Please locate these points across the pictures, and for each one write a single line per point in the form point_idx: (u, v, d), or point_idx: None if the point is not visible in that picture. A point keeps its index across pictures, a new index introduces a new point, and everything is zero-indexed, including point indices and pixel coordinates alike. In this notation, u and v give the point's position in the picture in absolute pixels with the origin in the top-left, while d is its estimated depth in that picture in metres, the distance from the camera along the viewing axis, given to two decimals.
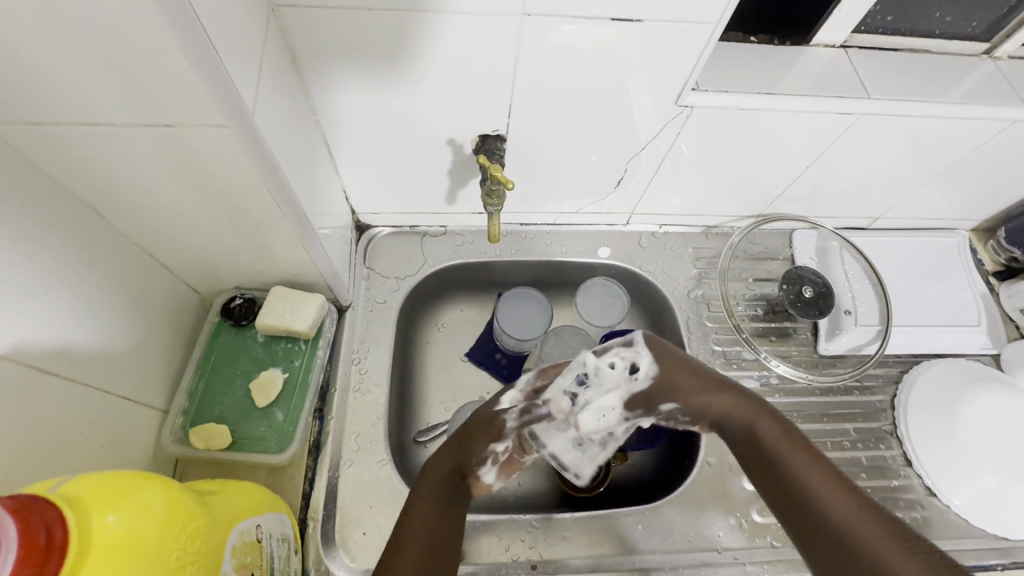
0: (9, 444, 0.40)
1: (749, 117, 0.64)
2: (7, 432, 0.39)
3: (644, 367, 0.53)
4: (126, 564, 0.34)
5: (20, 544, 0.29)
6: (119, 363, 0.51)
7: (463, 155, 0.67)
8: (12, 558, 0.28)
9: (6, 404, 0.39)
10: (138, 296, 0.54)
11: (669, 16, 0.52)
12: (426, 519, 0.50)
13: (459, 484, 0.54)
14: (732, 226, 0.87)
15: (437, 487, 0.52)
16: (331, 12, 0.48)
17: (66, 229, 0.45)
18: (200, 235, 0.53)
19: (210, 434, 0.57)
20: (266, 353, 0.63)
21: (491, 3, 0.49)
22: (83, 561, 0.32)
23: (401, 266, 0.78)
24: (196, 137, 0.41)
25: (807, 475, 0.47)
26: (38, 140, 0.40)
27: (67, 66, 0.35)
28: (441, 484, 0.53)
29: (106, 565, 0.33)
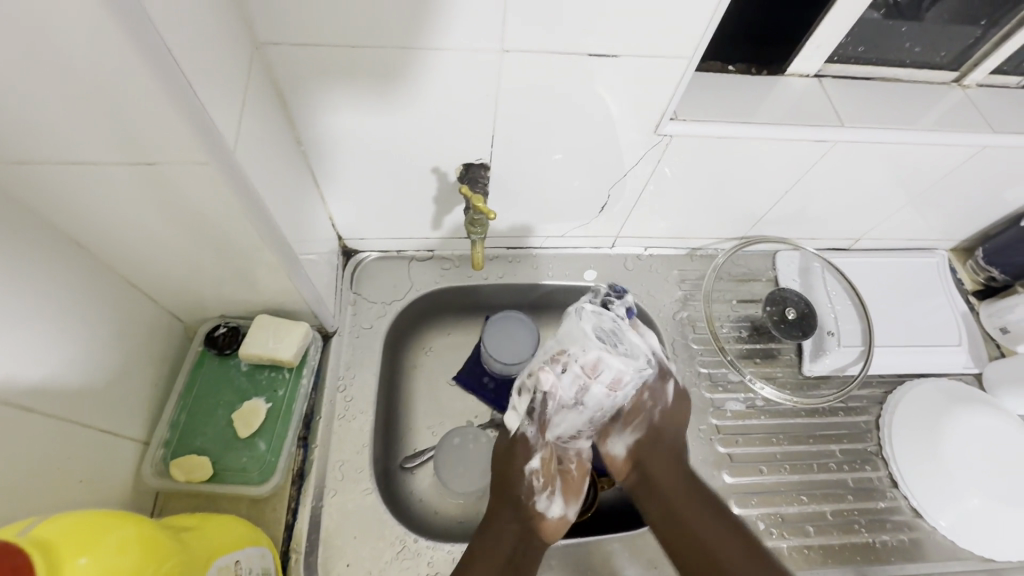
0: None
1: (727, 145, 0.65)
2: None
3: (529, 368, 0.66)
4: None
5: None
6: (99, 396, 0.51)
7: (448, 182, 0.68)
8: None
9: None
10: (119, 328, 0.54)
11: (645, 51, 0.53)
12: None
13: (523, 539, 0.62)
14: (716, 248, 0.88)
15: (498, 549, 0.60)
16: (315, 48, 0.49)
17: (46, 263, 0.45)
18: (183, 266, 0.53)
19: (191, 465, 0.56)
20: (249, 382, 0.63)
21: (471, 40, 0.50)
22: None
23: (387, 291, 0.78)
24: (178, 173, 0.41)
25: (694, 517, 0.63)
26: (17, 178, 0.40)
27: (49, 110, 0.35)
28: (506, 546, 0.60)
29: None
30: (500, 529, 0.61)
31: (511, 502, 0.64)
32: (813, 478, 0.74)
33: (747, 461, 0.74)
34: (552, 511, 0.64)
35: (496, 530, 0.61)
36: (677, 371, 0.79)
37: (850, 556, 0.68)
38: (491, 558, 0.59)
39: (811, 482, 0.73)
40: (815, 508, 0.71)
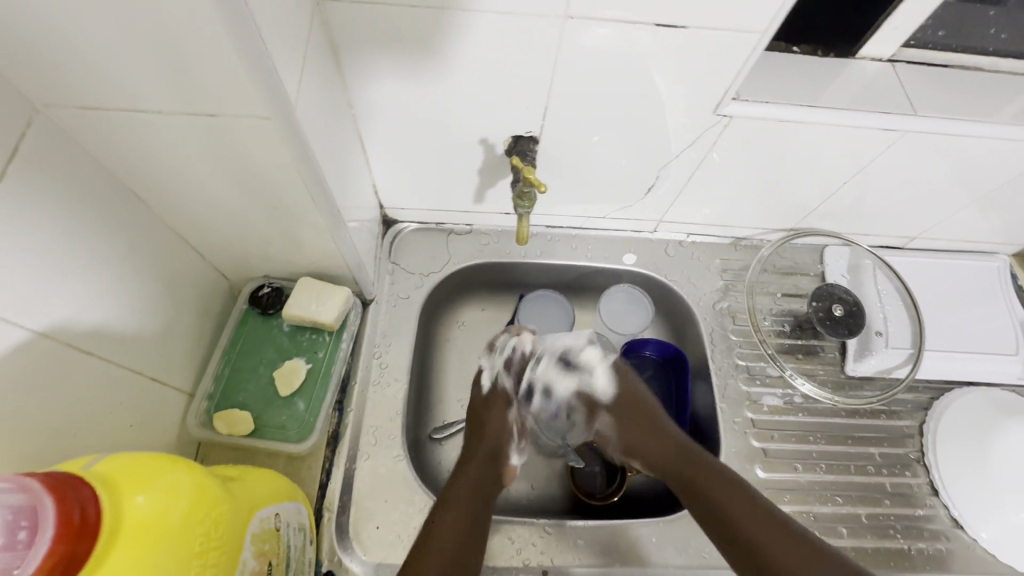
0: (44, 422, 0.40)
1: (788, 129, 0.62)
2: (41, 412, 0.40)
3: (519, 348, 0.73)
4: (153, 547, 0.33)
5: (58, 523, 0.30)
6: (148, 345, 0.52)
7: (495, 155, 0.67)
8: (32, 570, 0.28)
9: (41, 382, 0.40)
10: (169, 281, 0.55)
11: (712, 24, 0.50)
12: (456, 519, 0.56)
13: (491, 484, 0.62)
14: (761, 239, 0.85)
15: (468, 490, 0.60)
16: (376, 8, 0.48)
17: (107, 210, 0.46)
18: (232, 220, 0.54)
19: (233, 420, 0.57)
20: (291, 343, 0.63)
21: (533, 5, 0.48)
22: (112, 541, 0.32)
23: (425, 263, 0.79)
24: (239, 127, 0.41)
25: (740, 519, 0.56)
26: (86, 123, 0.41)
27: (123, 60, 0.36)
28: (475, 487, 0.60)
29: (133, 547, 0.33)
30: (472, 469, 0.62)
31: (492, 440, 0.66)
32: (849, 480, 0.71)
33: (780, 458, 0.72)
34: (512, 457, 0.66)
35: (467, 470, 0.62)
36: (714, 362, 0.77)
37: (883, 561, 0.67)
38: (469, 492, 0.59)
39: (847, 483, 0.71)
40: (849, 509, 0.69)
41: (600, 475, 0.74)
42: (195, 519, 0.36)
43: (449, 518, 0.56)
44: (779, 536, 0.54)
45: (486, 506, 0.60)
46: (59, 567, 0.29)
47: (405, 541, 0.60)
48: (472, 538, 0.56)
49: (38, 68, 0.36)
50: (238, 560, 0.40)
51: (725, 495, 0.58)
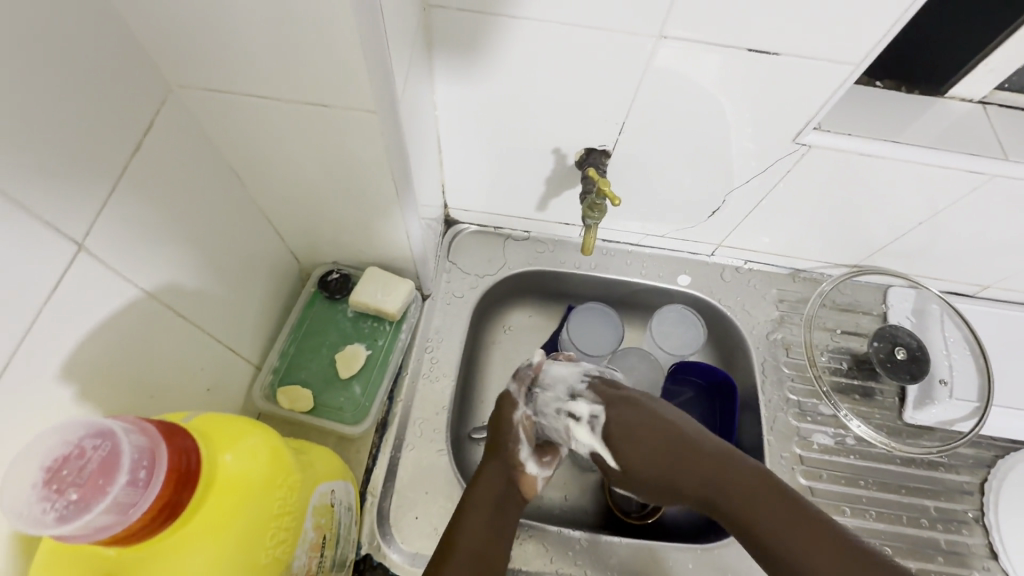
0: (142, 376, 0.43)
1: (867, 163, 0.61)
2: (142, 367, 0.43)
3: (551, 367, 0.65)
4: (240, 504, 0.35)
5: (169, 467, 0.32)
6: (227, 316, 0.55)
7: (564, 165, 0.68)
8: (146, 508, 0.31)
9: (145, 341, 0.43)
10: (250, 257, 0.58)
11: (807, 52, 0.50)
12: (477, 529, 0.54)
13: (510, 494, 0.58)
14: (822, 272, 0.84)
15: (490, 496, 0.57)
16: (478, 16, 0.51)
17: (214, 187, 0.49)
18: (316, 205, 0.56)
19: (295, 396, 0.59)
20: (354, 328, 0.65)
21: (629, 23, 0.49)
22: (207, 492, 0.34)
23: (482, 264, 0.80)
24: (345, 118, 0.44)
25: (767, 520, 0.49)
26: (209, 104, 0.44)
27: (256, 51, 0.39)
28: (494, 493, 0.57)
29: (223, 501, 0.35)
30: (485, 478, 0.58)
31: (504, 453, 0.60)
32: (900, 530, 0.69)
33: (827, 499, 0.70)
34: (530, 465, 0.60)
35: (479, 485, 0.57)
36: (764, 393, 0.76)
37: None
38: (485, 500, 0.56)
39: (897, 534, 0.68)
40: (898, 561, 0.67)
41: (636, 494, 0.72)
42: (276, 482, 0.38)
43: (470, 524, 0.54)
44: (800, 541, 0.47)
45: (506, 516, 0.57)
46: (164, 512, 0.32)
47: (442, 534, 0.61)
48: (494, 550, 0.54)
49: (181, 53, 0.39)
50: (303, 531, 0.41)
51: (748, 496, 0.51)
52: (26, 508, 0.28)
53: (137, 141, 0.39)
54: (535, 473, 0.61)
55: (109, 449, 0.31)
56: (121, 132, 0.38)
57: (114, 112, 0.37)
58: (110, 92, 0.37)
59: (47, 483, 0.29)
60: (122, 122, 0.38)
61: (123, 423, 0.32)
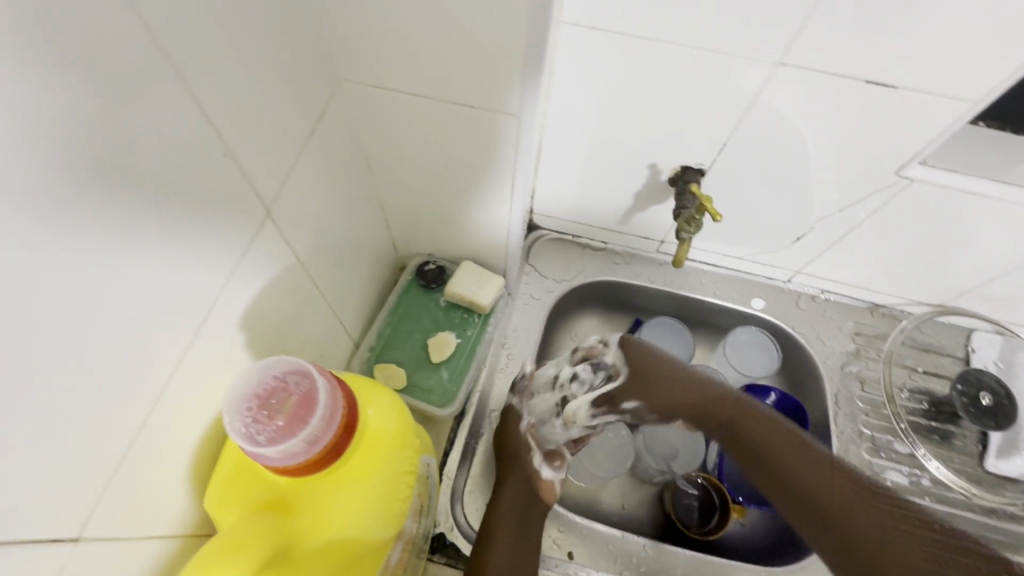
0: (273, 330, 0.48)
1: (971, 202, 0.61)
2: (273, 322, 0.48)
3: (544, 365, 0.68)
4: (381, 456, 0.40)
5: (344, 412, 0.38)
6: (339, 291, 0.60)
7: (657, 180, 0.70)
8: (327, 442, 0.36)
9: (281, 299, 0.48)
10: (363, 241, 0.63)
11: (925, 88, 0.51)
12: (507, 538, 0.56)
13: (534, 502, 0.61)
14: (902, 309, 0.82)
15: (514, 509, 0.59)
16: (603, 35, 0.54)
17: (350, 172, 0.55)
18: (429, 197, 0.61)
19: (390, 373, 0.64)
20: (445, 317, 0.69)
21: (749, 49, 0.52)
22: (359, 441, 0.39)
23: (559, 270, 0.83)
24: (485, 120, 0.49)
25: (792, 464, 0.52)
26: (366, 99, 0.50)
27: (418, 52, 0.44)
28: (518, 505, 0.60)
29: (368, 451, 0.40)
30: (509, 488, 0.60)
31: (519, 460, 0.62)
32: None
33: None
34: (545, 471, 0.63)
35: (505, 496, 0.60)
36: (835, 424, 0.75)
37: None
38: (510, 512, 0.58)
39: None
40: None
41: (697, 510, 0.73)
42: (406, 441, 0.43)
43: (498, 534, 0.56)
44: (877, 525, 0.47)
45: (533, 526, 0.59)
46: (330, 455, 0.37)
47: None
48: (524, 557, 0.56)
49: (357, 54, 0.46)
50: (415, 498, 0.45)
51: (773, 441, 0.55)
52: (249, 424, 0.35)
53: (310, 126, 0.46)
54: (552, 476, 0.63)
55: (306, 387, 0.37)
56: (298, 116, 0.45)
57: (299, 97, 0.44)
58: (297, 81, 0.43)
59: (260, 409, 0.35)
60: (303, 108, 0.45)
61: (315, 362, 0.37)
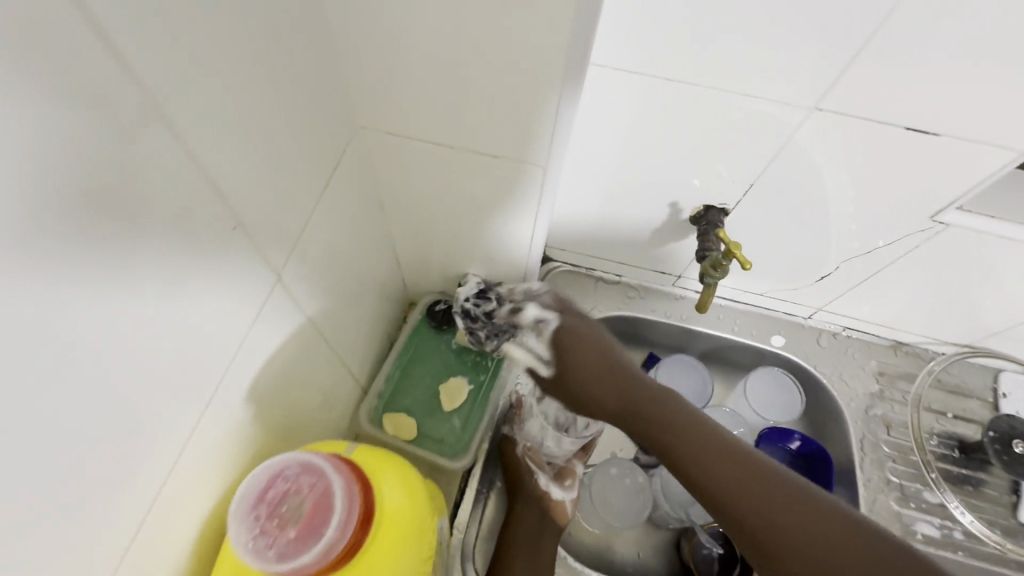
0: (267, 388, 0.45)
1: (1007, 248, 0.58)
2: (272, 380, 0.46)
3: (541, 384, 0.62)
4: (403, 532, 0.45)
5: (359, 505, 0.43)
6: (347, 337, 0.58)
7: (678, 218, 0.68)
8: (341, 542, 0.41)
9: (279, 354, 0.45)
10: (374, 282, 0.61)
11: (970, 135, 0.48)
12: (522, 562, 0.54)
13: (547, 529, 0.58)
14: (926, 348, 0.79)
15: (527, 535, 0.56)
16: (628, 76, 0.51)
17: (363, 215, 0.53)
18: (443, 237, 0.58)
19: (399, 423, 0.61)
20: (457, 361, 0.66)
21: (783, 92, 0.49)
22: (381, 521, 0.44)
23: (573, 305, 0.81)
24: (509, 170, 0.47)
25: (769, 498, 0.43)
26: (385, 145, 0.49)
27: (442, 97, 0.42)
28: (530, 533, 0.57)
29: (391, 530, 0.44)
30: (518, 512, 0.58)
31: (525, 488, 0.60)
32: None
33: None
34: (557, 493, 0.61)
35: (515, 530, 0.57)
36: (860, 471, 0.73)
37: None
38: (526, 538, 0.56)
39: None
40: None
41: (717, 562, 0.68)
42: (419, 532, 0.46)
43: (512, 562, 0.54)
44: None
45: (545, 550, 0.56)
46: (346, 551, 0.42)
47: None
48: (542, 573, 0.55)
49: (378, 101, 0.44)
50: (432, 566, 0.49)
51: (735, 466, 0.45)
52: (263, 537, 0.41)
53: (327, 177, 0.45)
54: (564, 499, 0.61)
55: (315, 491, 0.43)
56: (313, 167, 0.43)
57: (317, 148, 0.42)
58: (315, 133, 0.42)
59: (271, 520, 0.42)
60: (320, 159, 0.43)
61: (331, 463, 0.44)
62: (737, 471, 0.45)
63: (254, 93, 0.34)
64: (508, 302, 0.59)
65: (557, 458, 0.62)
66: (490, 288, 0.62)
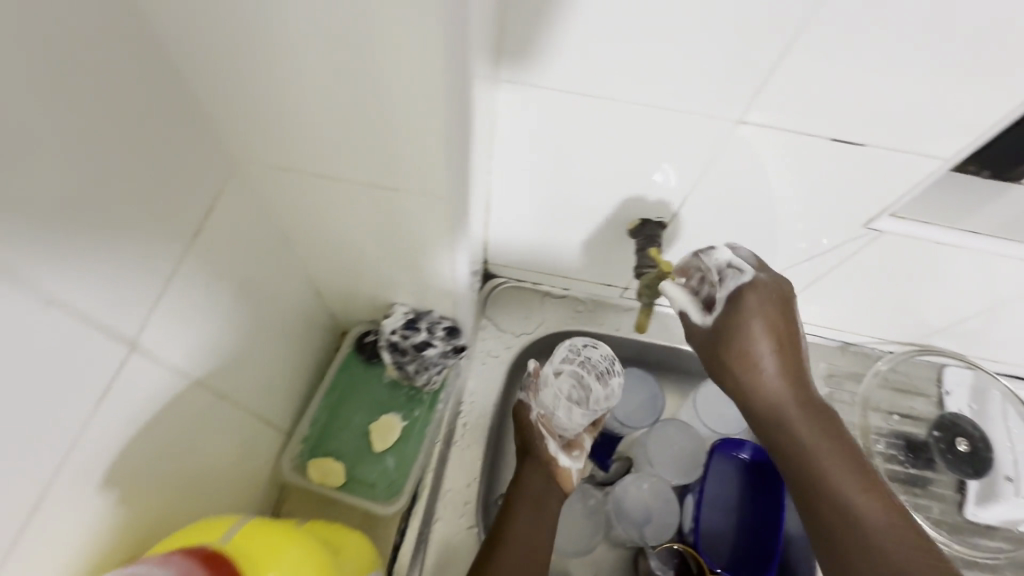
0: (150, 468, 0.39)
1: (940, 252, 0.58)
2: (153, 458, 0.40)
3: (557, 365, 0.65)
4: None
5: None
6: (257, 385, 0.52)
7: (618, 233, 0.65)
8: None
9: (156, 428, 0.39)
10: (290, 319, 0.56)
11: (897, 146, 0.47)
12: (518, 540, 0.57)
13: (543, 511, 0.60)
14: (874, 347, 0.79)
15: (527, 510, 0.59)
16: (547, 92, 0.48)
17: (262, 253, 0.47)
18: (361, 267, 0.54)
19: (326, 470, 0.60)
20: (389, 398, 0.65)
21: (708, 105, 0.47)
22: None
23: (519, 323, 0.77)
24: (411, 203, 0.42)
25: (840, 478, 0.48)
26: (273, 178, 0.42)
27: (325, 131, 0.36)
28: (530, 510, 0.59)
29: None
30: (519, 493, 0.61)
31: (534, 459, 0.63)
32: None
33: None
34: (563, 462, 0.64)
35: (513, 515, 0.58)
36: None
37: None
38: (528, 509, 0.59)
39: None
40: None
41: None
42: None
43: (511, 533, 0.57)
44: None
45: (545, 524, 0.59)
46: None
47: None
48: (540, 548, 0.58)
49: (252, 132, 0.38)
50: None
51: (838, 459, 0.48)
52: None
53: (200, 222, 0.38)
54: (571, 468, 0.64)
55: None
56: (183, 218, 0.37)
57: (179, 193, 0.36)
58: (173, 175, 0.35)
59: None
60: (186, 204, 0.37)
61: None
62: (850, 480, 0.48)
63: (71, 147, 0.28)
64: (446, 340, 0.60)
65: (567, 431, 0.65)
66: (419, 318, 0.59)
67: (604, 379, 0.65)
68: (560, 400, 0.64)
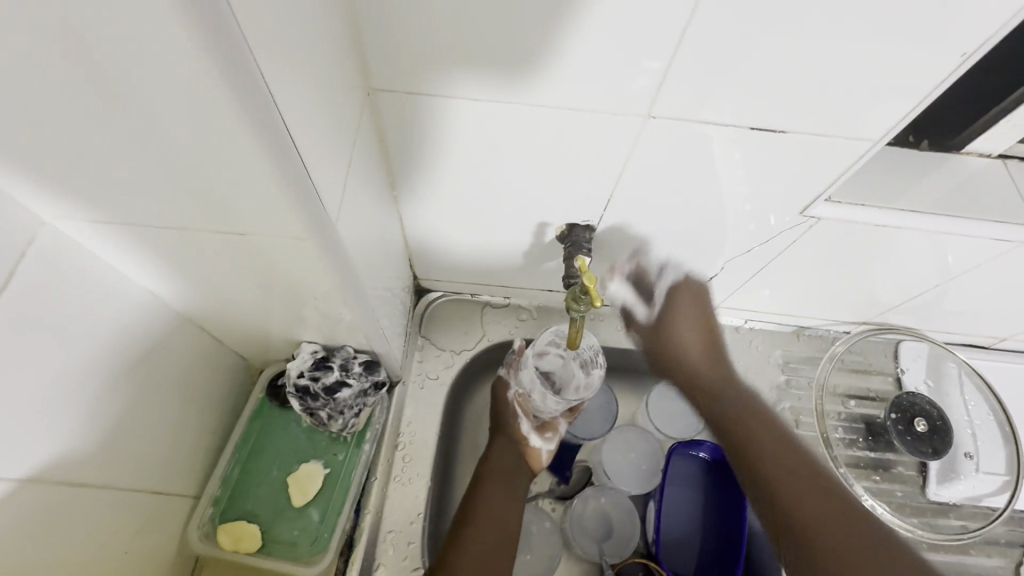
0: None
1: (882, 233, 0.55)
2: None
3: (539, 344, 0.63)
4: None
5: None
6: (139, 450, 0.47)
7: (544, 240, 0.61)
8: None
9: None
10: (177, 372, 0.50)
11: (818, 130, 0.43)
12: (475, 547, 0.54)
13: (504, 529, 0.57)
14: (828, 329, 0.77)
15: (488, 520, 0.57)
16: (428, 99, 0.43)
17: (114, 310, 0.42)
18: (249, 308, 0.49)
19: (239, 534, 0.55)
20: (309, 443, 0.61)
21: (604, 103, 0.42)
22: None
23: (458, 339, 0.71)
24: (269, 244, 0.37)
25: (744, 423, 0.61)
26: (102, 231, 0.37)
27: (136, 178, 0.31)
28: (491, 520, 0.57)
29: None
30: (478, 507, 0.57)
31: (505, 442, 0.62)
32: None
33: None
34: (534, 440, 0.63)
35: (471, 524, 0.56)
36: None
37: None
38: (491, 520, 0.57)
39: None
40: None
41: None
42: None
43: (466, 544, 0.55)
44: (831, 523, 0.52)
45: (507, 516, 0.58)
46: None
47: None
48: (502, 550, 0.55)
49: (56, 187, 0.33)
50: None
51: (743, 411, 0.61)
52: None
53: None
54: (541, 447, 0.63)
55: None
56: None
57: None
58: None
59: None
60: None
61: None
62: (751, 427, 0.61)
63: None
64: (364, 377, 0.56)
65: (543, 412, 0.64)
66: (332, 355, 0.56)
67: (585, 365, 0.61)
68: (536, 379, 0.63)
